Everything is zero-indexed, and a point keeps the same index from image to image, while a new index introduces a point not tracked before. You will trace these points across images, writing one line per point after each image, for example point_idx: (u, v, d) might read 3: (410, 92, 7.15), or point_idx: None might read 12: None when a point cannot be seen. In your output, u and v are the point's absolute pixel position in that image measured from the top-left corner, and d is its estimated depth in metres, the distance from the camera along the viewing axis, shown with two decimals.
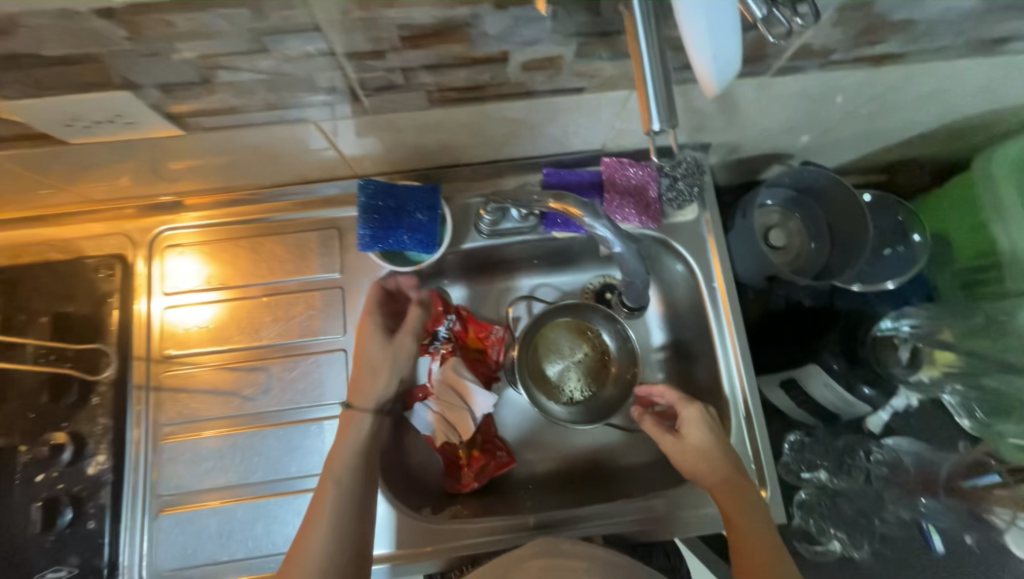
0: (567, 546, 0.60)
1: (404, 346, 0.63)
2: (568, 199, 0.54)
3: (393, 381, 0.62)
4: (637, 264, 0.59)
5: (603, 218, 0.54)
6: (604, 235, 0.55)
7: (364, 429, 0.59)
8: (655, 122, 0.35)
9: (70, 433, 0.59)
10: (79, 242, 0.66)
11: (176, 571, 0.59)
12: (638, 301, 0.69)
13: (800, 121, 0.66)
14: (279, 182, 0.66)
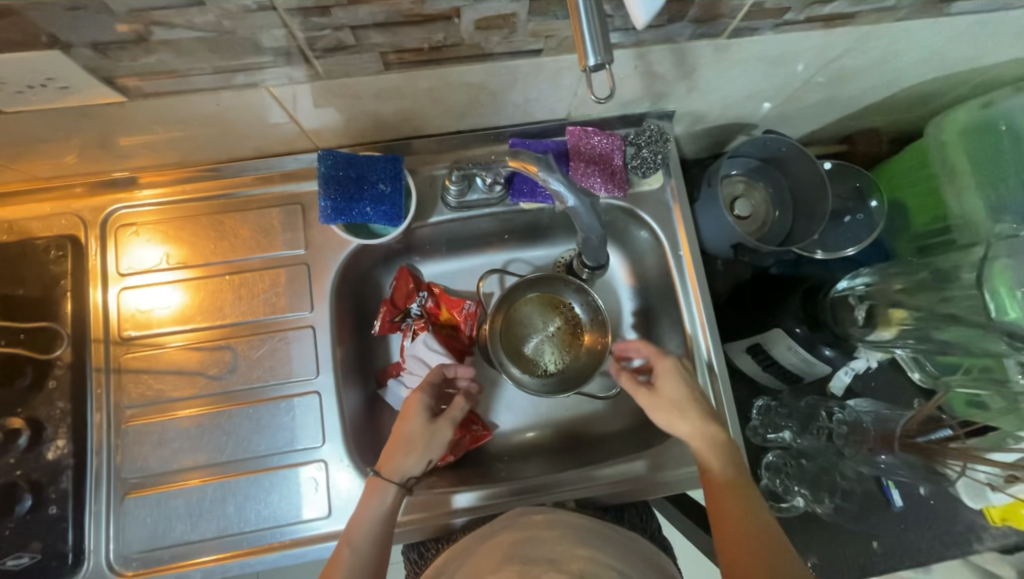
0: (538, 516, 0.60)
1: (443, 432, 0.63)
2: (522, 156, 0.52)
3: (425, 459, 0.62)
4: (592, 218, 0.57)
5: (557, 172, 0.53)
6: (559, 191, 0.54)
7: (386, 501, 0.59)
8: (591, 58, 0.36)
9: (26, 417, 0.58)
10: (25, 223, 0.63)
11: (144, 553, 0.58)
12: (599, 260, 0.68)
13: (759, 88, 0.67)
14: (237, 157, 0.65)
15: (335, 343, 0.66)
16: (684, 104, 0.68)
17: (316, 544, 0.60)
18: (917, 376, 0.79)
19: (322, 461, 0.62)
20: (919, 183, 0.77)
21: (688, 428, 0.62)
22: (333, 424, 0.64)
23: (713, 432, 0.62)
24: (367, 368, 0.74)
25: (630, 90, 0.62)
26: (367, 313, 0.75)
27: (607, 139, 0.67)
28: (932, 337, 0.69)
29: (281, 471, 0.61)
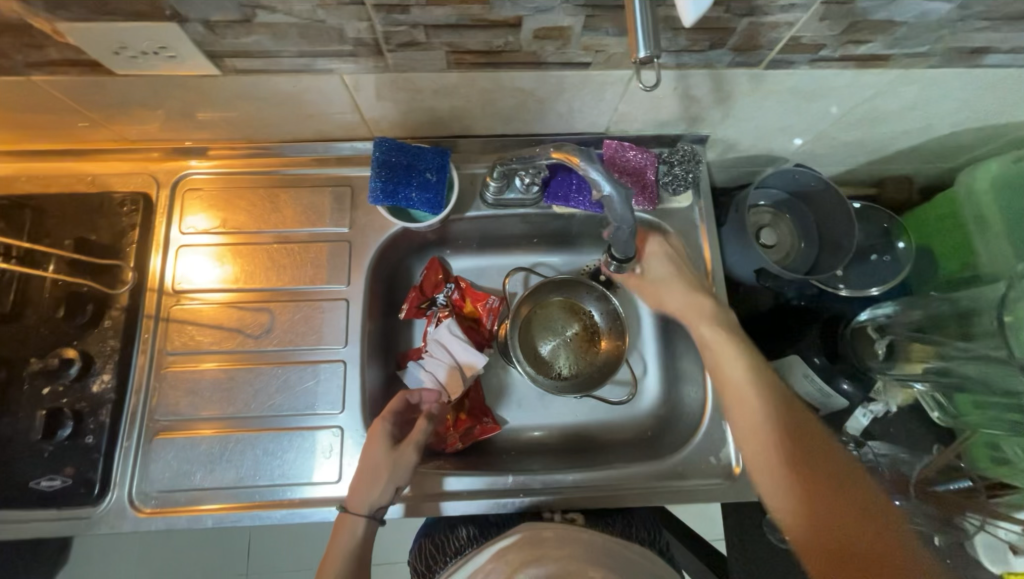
0: (549, 533, 0.59)
1: (406, 458, 0.61)
2: (567, 147, 0.56)
3: (390, 489, 0.60)
4: (625, 209, 0.57)
5: (598, 163, 0.55)
6: (597, 180, 0.54)
7: (357, 533, 0.59)
8: (641, 51, 0.40)
9: (80, 350, 0.62)
10: (106, 178, 0.70)
11: (163, 493, 0.61)
12: (628, 253, 0.66)
13: (792, 121, 0.71)
14: (300, 138, 0.71)
15: (365, 318, 0.70)
16: (718, 130, 0.72)
17: (322, 507, 0.62)
18: (936, 415, 0.77)
19: (337, 428, 0.65)
20: (947, 229, 0.78)
21: (709, 332, 0.66)
22: (353, 394, 0.66)
23: (722, 318, 0.67)
24: (390, 349, 0.77)
25: (667, 111, 0.66)
26: (396, 297, 0.79)
27: (641, 156, 0.70)
28: (954, 372, 0.72)
29: (298, 432, 0.64)
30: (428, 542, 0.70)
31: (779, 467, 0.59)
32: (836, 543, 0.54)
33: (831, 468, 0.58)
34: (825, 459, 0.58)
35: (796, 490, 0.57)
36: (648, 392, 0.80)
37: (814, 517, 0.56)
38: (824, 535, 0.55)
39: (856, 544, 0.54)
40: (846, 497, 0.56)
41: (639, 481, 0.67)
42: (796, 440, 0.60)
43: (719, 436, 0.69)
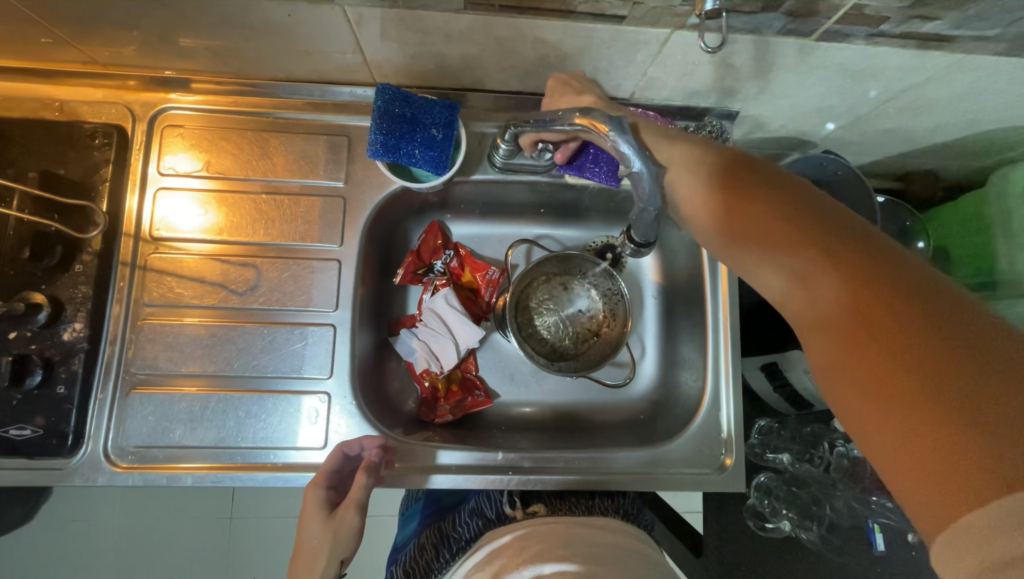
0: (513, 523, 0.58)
1: (347, 521, 0.54)
2: (594, 114, 0.50)
3: (336, 561, 0.54)
4: (654, 189, 0.51)
5: (628, 134, 0.50)
6: (626, 153, 0.50)
7: None
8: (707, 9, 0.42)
9: (48, 295, 0.58)
10: (76, 105, 0.63)
11: (141, 449, 0.59)
12: (648, 239, 0.60)
13: (831, 103, 0.65)
14: (295, 77, 0.64)
15: (357, 282, 0.66)
16: (750, 106, 0.66)
17: (306, 473, 0.60)
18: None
19: (325, 394, 0.63)
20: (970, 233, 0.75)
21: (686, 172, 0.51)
22: (342, 359, 0.64)
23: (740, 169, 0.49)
24: (382, 314, 0.74)
25: (700, 80, 0.61)
26: (392, 260, 0.75)
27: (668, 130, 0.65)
28: None
29: (283, 396, 0.62)
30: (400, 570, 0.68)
31: (775, 219, 0.44)
32: (908, 369, 0.33)
33: (891, 317, 0.35)
34: (894, 280, 0.37)
35: (807, 277, 0.41)
36: (645, 374, 0.79)
37: (847, 337, 0.37)
38: (898, 363, 0.34)
39: (962, 377, 0.31)
40: (935, 331, 0.33)
41: (626, 464, 0.66)
42: (862, 291, 0.37)
43: (713, 425, 0.69)
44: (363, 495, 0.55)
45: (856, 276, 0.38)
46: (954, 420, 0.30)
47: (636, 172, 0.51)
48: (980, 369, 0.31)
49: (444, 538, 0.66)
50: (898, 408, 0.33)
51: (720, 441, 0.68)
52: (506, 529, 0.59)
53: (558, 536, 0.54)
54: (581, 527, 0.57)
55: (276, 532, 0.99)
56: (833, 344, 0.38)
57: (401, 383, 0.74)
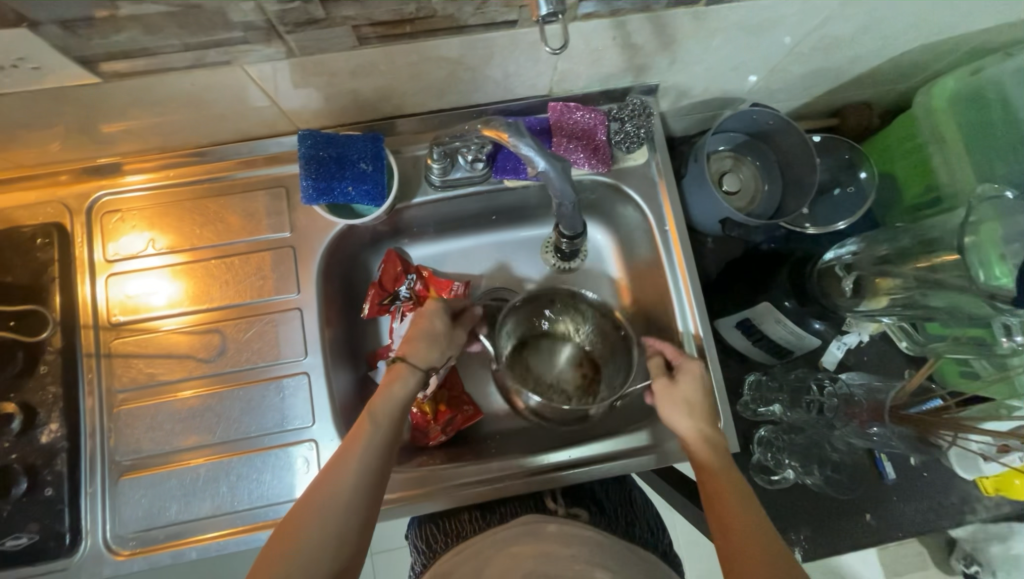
0: (552, 529, 0.60)
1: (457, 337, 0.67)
2: (495, 122, 0.53)
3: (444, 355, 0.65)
4: (563, 182, 0.57)
5: (527, 136, 0.53)
6: (529, 155, 0.54)
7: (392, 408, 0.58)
8: (542, 9, 0.45)
9: (19, 402, 0.59)
10: (12, 212, 0.64)
11: (140, 533, 0.59)
12: (577, 229, 0.65)
13: (743, 59, 0.67)
14: (221, 140, 0.65)
15: (323, 325, 0.67)
16: (667, 77, 0.67)
17: None
18: (903, 345, 0.79)
19: (312, 441, 0.63)
20: (909, 152, 0.77)
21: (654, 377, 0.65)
22: (322, 403, 0.64)
23: (713, 434, 0.61)
24: (358, 351, 0.74)
25: (610, 62, 0.62)
26: (356, 295, 0.76)
27: (654, 346, 0.68)
28: (920, 304, 0.65)
29: (272, 451, 0.62)
30: (430, 526, 0.71)
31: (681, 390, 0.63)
32: (740, 520, 0.53)
33: (733, 495, 0.55)
34: (731, 492, 0.55)
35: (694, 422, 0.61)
36: None
37: (720, 512, 0.54)
38: (742, 539, 0.51)
39: (763, 534, 0.51)
40: (752, 523, 0.52)
41: (621, 450, 0.67)
42: (716, 485, 0.56)
43: None
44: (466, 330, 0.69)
45: (720, 484, 0.56)
46: (759, 545, 0.50)
47: (542, 171, 0.55)
48: (754, 514, 0.53)
49: (481, 510, 0.69)
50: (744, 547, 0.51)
51: None
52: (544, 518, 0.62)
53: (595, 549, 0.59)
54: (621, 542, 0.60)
55: None
56: (717, 478, 0.57)
57: None
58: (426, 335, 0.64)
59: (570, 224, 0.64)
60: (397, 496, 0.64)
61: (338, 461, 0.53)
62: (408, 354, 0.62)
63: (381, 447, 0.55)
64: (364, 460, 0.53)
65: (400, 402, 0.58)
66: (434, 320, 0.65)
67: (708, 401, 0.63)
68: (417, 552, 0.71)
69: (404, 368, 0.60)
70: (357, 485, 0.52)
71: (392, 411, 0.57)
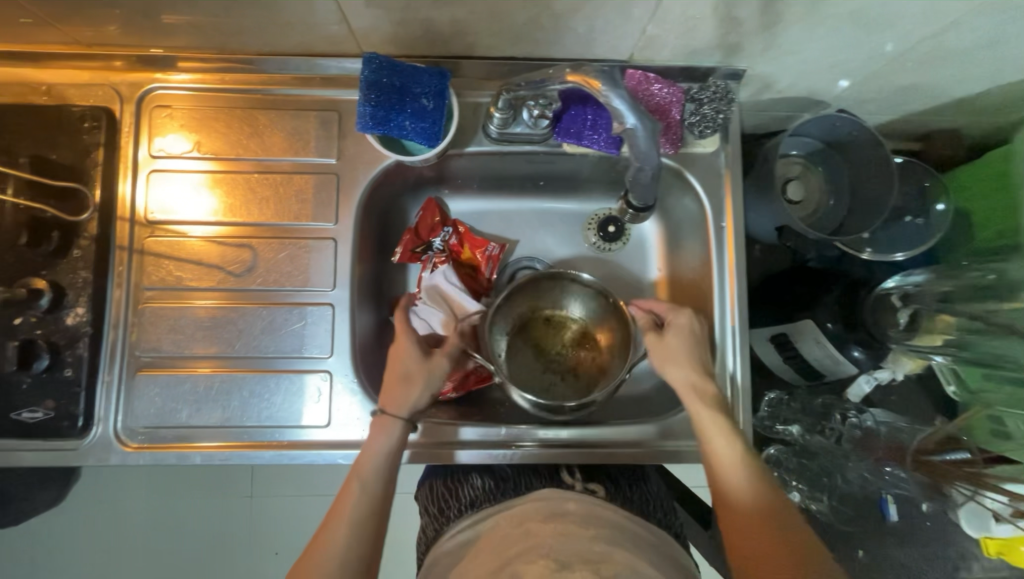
0: (569, 507, 0.57)
1: (439, 365, 0.60)
2: (586, 70, 0.53)
3: (428, 392, 0.60)
4: (649, 145, 0.54)
5: (620, 88, 0.52)
6: (619, 108, 0.52)
7: (390, 439, 0.57)
8: None
9: (50, 281, 0.59)
10: (63, 90, 0.63)
11: (150, 429, 0.60)
12: (647, 201, 0.62)
13: (843, 57, 0.62)
14: (281, 51, 0.62)
15: (354, 260, 0.65)
16: (757, 64, 0.63)
17: (311, 450, 0.61)
18: (951, 389, 0.75)
19: (326, 372, 0.63)
20: (991, 189, 0.70)
21: (667, 350, 0.61)
22: (342, 338, 0.63)
23: (704, 381, 0.60)
24: (382, 294, 0.73)
25: (703, 35, 0.57)
26: (390, 238, 0.74)
27: (637, 308, 0.66)
28: (978, 347, 0.70)
29: (286, 375, 0.62)
30: (440, 484, 0.70)
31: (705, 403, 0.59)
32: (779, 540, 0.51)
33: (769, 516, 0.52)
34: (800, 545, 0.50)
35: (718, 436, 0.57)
36: None
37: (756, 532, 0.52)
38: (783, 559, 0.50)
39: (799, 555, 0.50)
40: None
41: (631, 440, 0.66)
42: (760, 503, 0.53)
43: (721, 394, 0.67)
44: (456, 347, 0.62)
45: (771, 519, 0.52)
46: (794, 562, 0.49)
47: (629, 127, 0.53)
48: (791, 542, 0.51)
49: (493, 479, 0.67)
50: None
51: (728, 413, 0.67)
52: (562, 496, 0.60)
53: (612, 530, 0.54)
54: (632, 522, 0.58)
55: (289, 510, 0.99)
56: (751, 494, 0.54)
57: None
58: (407, 379, 0.59)
59: (643, 194, 0.60)
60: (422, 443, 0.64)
61: (328, 529, 0.54)
62: (390, 403, 0.58)
63: (369, 508, 0.54)
64: (353, 527, 0.53)
65: (384, 461, 0.57)
66: (408, 357, 0.60)
67: (701, 351, 0.62)
68: (428, 515, 0.69)
69: (388, 422, 0.58)
70: (348, 543, 0.53)
71: (381, 470, 0.56)
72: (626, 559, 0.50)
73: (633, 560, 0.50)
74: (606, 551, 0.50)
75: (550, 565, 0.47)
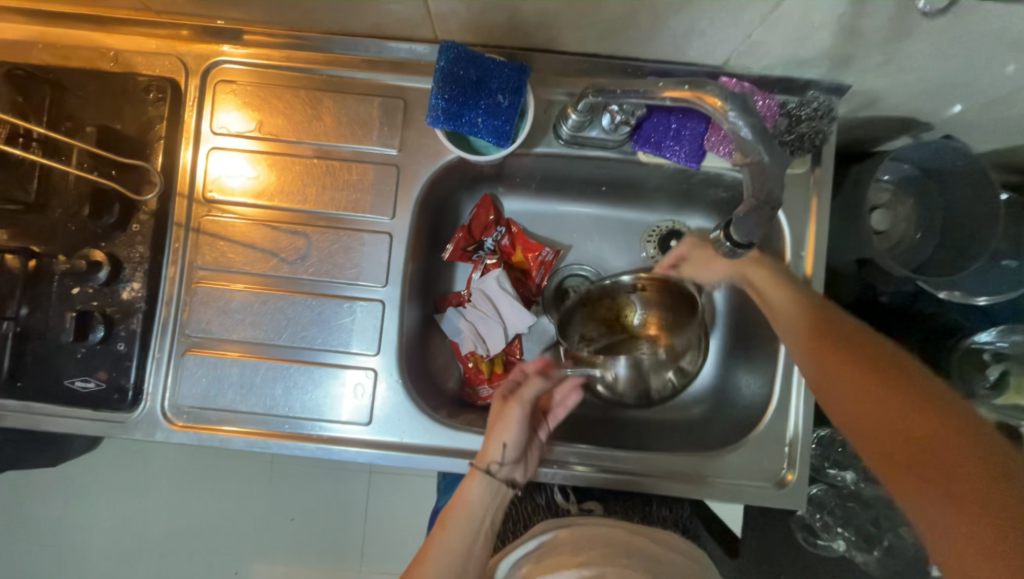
0: (564, 535, 0.55)
1: (513, 412, 0.56)
2: (707, 87, 0.43)
3: (505, 441, 0.55)
4: (777, 173, 0.44)
5: (750, 114, 0.42)
6: (747, 137, 0.42)
7: (480, 492, 0.55)
8: None
9: (107, 254, 0.59)
10: (130, 56, 0.61)
11: (195, 409, 0.60)
12: (750, 239, 0.50)
13: (968, 80, 0.55)
14: (353, 31, 0.59)
15: (408, 256, 0.63)
16: (867, 80, 0.57)
17: (350, 447, 0.60)
18: None
19: (371, 369, 0.61)
20: None
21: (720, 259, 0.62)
22: (389, 335, 0.62)
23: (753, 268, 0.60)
24: (429, 290, 0.71)
25: (816, 46, 0.51)
26: (441, 234, 0.71)
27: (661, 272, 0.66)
28: None
29: (330, 368, 0.61)
30: None
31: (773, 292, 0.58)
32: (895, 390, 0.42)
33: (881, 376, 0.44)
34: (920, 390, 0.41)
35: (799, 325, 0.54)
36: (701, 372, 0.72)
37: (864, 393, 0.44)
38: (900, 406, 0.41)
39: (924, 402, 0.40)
40: (956, 435, 0.37)
41: (678, 472, 0.62)
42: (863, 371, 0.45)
43: (778, 433, 0.63)
44: (533, 392, 0.56)
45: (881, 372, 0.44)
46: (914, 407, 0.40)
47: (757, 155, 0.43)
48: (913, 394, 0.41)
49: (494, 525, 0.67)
50: (925, 473, 0.37)
51: (784, 455, 0.63)
52: (561, 523, 0.57)
53: (613, 553, 0.51)
54: (640, 537, 0.55)
55: (313, 488, 1.00)
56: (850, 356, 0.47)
57: (445, 361, 0.71)
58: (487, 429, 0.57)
59: (750, 228, 0.48)
60: (454, 451, 0.61)
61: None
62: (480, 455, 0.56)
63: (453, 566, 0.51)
64: None
65: (476, 515, 0.54)
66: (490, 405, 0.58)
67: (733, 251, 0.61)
68: None
69: (473, 474, 0.55)
70: None
71: (470, 526, 0.54)
72: None
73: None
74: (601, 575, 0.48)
75: None
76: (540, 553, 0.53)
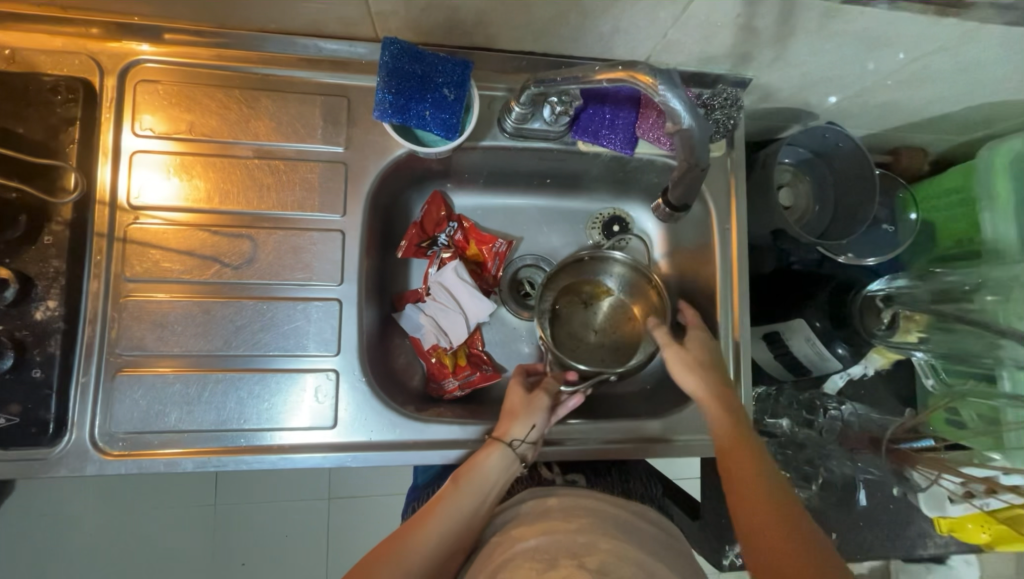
0: (552, 504, 0.56)
1: (542, 399, 0.61)
2: (637, 67, 0.47)
3: (530, 424, 0.60)
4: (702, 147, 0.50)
5: (678, 90, 0.47)
6: (676, 110, 0.47)
7: (500, 463, 0.57)
8: None
9: (14, 270, 0.52)
10: (30, 55, 0.56)
11: (132, 435, 0.55)
12: (685, 201, 0.58)
13: (841, 73, 0.65)
14: (289, 29, 0.58)
15: (363, 254, 0.62)
16: (763, 74, 0.66)
17: (314, 453, 0.57)
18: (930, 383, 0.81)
19: (331, 371, 0.60)
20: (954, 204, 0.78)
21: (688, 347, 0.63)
22: (348, 335, 0.60)
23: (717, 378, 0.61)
24: (385, 290, 0.70)
25: (720, 44, 0.59)
26: (393, 232, 0.71)
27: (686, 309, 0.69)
28: (942, 345, 0.77)
29: (287, 374, 0.58)
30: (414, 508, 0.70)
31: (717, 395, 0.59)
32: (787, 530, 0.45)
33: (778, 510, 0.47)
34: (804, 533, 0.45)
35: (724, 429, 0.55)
36: None
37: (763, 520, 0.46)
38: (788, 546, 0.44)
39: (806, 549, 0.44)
40: None
41: (639, 438, 0.66)
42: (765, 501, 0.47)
43: None
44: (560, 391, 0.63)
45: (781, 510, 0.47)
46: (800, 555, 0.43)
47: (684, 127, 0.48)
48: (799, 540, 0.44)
49: None
50: None
51: None
52: (543, 494, 0.59)
53: (599, 519, 0.53)
54: (626, 512, 0.56)
55: (271, 517, 0.93)
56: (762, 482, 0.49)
57: (407, 359, 0.70)
58: (511, 410, 0.61)
59: (679, 196, 0.57)
60: (425, 443, 0.60)
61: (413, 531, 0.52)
62: (503, 434, 0.59)
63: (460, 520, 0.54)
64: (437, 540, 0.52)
65: (492, 485, 0.56)
66: (513, 391, 0.63)
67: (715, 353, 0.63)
68: None
69: (494, 446, 0.58)
70: (427, 558, 0.51)
71: (483, 496, 0.55)
72: (612, 546, 0.49)
73: (617, 542, 0.50)
74: (591, 541, 0.49)
75: (536, 568, 0.46)
76: (527, 520, 0.54)
